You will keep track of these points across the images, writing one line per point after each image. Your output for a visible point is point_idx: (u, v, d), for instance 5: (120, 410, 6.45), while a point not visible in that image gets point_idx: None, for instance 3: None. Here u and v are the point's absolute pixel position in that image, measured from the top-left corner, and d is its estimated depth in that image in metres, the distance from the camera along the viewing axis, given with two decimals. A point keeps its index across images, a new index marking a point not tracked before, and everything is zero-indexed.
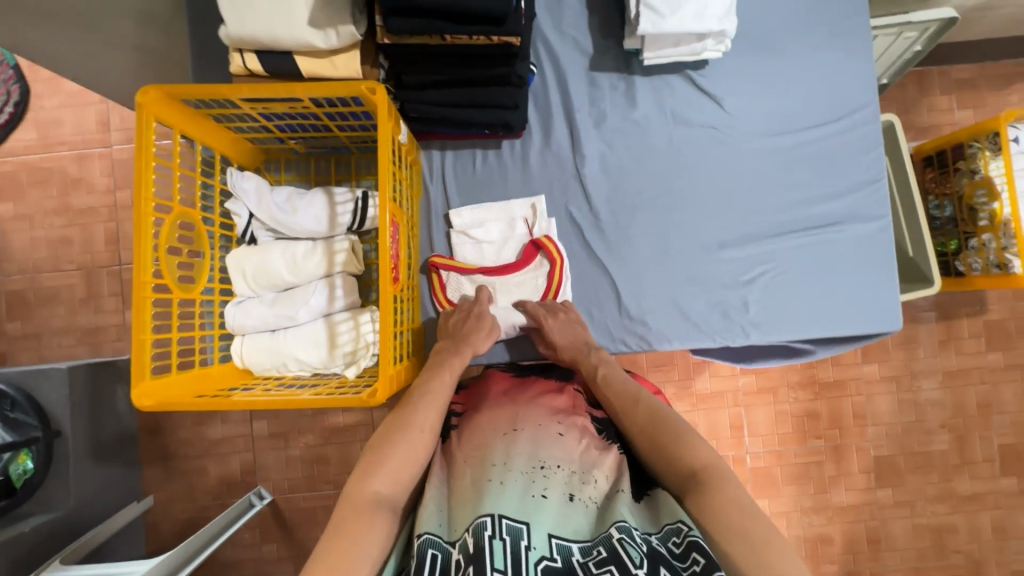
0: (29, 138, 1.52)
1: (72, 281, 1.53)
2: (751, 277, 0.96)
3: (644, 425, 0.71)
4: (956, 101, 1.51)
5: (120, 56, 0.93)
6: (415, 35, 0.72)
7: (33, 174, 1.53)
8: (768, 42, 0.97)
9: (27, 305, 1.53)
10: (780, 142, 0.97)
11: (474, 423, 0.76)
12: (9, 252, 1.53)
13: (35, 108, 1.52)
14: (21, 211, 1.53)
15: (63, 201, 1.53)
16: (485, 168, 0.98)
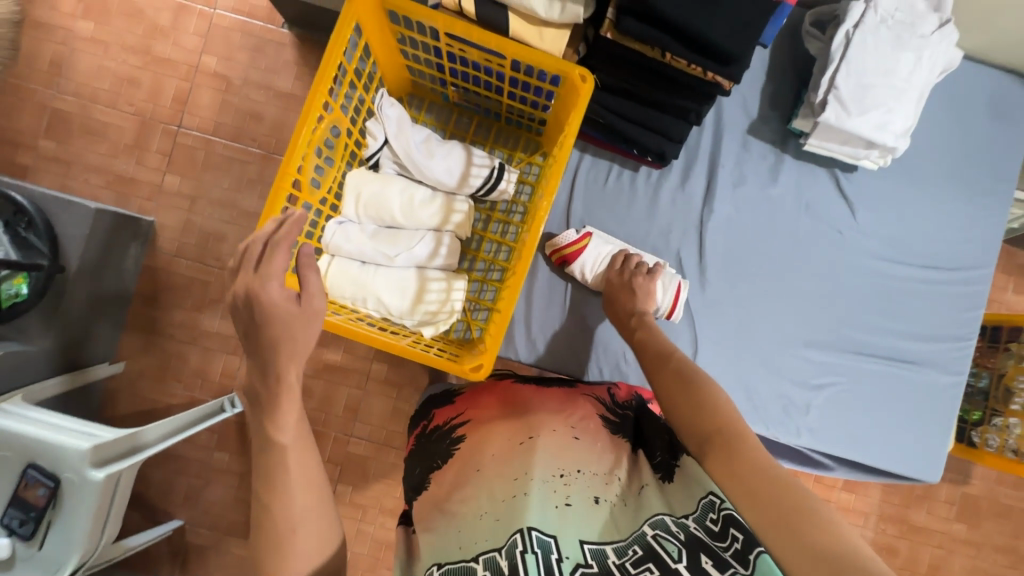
0: None
1: (124, 123, 1.47)
2: (820, 383, 0.97)
3: (681, 390, 0.68)
4: None
5: None
6: (640, 42, 0.71)
7: (123, 5, 1.48)
8: (917, 174, 0.98)
9: (66, 130, 1.46)
10: (891, 269, 0.99)
11: (476, 433, 0.75)
12: (69, 71, 1.46)
13: None
14: (96, 35, 1.46)
15: (143, 42, 1.47)
16: (614, 186, 0.97)
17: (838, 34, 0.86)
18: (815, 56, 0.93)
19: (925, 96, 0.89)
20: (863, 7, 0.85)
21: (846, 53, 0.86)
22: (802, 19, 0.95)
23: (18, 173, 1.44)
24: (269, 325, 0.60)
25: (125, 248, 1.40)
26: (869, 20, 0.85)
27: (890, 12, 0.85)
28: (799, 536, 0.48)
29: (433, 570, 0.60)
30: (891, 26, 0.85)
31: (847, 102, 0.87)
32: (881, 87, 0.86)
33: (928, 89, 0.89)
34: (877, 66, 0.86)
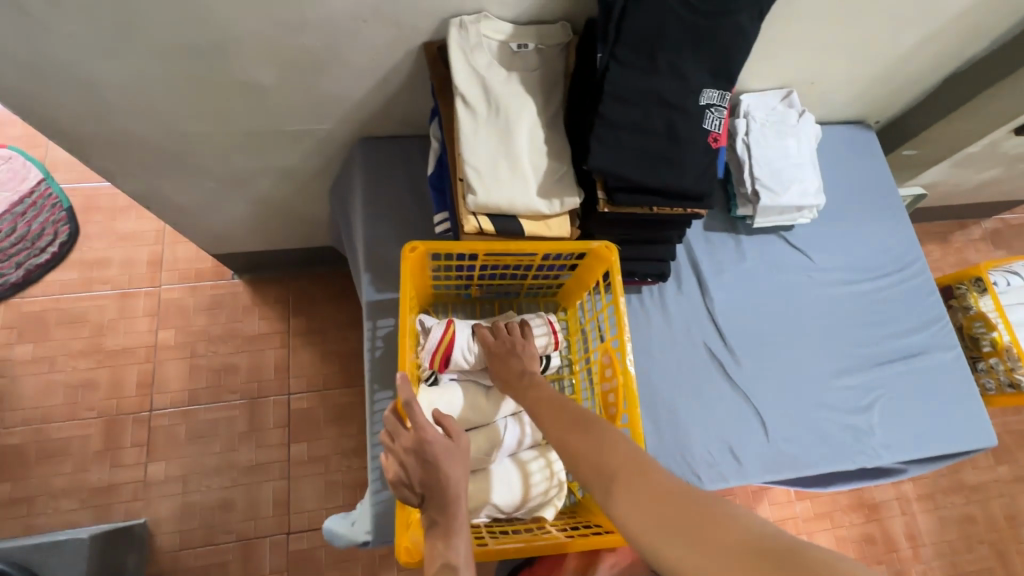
0: (107, 297, 1.76)
1: (87, 432, 1.62)
2: (868, 403, 1.09)
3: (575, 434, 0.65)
4: None
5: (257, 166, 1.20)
6: (632, 206, 0.87)
7: (115, 334, 1.72)
8: (834, 213, 1.23)
9: (68, 458, 1.59)
10: (861, 288, 1.19)
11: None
12: (75, 407, 1.64)
13: (101, 274, 1.78)
14: (95, 367, 1.68)
15: (144, 358, 1.71)
16: (631, 311, 1.09)
17: (739, 144, 1.12)
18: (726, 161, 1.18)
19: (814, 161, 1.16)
20: (745, 121, 1.12)
21: (752, 155, 1.11)
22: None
23: (45, 519, 1.53)
24: (431, 468, 0.65)
25: (126, 566, 1.46)
26: (754, 128, 1.12)
27: (764, 118, 1.13)
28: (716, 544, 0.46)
29: None
30: (770, 126, 1.13)
31: (771, 186, 1.10)
32: (787, 168, 1.12)
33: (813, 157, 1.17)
34: (776, 156, 1.12)
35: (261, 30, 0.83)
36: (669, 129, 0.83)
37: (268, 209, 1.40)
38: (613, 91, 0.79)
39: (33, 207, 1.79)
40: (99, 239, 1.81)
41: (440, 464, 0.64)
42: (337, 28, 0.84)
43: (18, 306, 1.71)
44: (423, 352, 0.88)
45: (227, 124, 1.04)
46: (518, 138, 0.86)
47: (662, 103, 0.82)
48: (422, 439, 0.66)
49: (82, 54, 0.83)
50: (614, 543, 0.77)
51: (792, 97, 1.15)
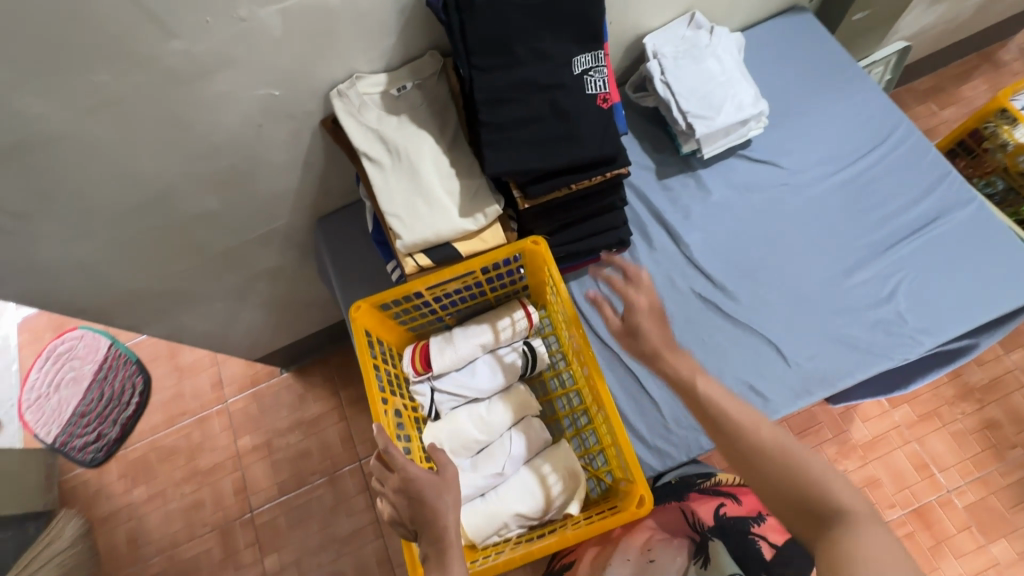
0: (189, 424, 1.98)
1: (208, 545, 1.81)
2: (890, 291, 1.00)
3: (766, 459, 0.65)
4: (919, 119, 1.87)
5: (242, 276, 1.31)
6: (549, 192, 0.88)
7: (205, 453, 1.93)
8: (790, 110, 1.16)
9: (201, 572, 1.79)
10: (845, 175, 1.10)
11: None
12: (193, 526, 1.84)
13: (178, 406, 2.00)
14: (198, 488, 1.89)
15: (232, 467, 1.90)
16: (609, 285, 1.08)
17: (658, 86, 1.09)
18: (655, 106, 1.15)
19: (744, 70, 1.10)
20: (656, 61, 1.09)
21: (674, 91, 1.07)
22: (626, 94, 1.20)
23: None
24: (416, 502, 0.70)
25: None
26: (667, 64, 1.08)
27: (674, 50, 1.09)
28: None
29: None
30: (682, 55, 1.09)
31: (704, 113, 1.06)
32: (715, 88, 1.07)
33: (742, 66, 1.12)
34: (699, 81, 1.07)
35: (187, 168, 0.93)
36: (554, 109, 0.83)
37: (277, 306, 1.53)
38: (485, 97, 0.81)
39: (111, 369, 2.06)
40: (169, 377, 2.05)
41: (423, 497, 0.69)
42: (246, 140, 0.93)
43: (126, 456, 1.97)
44: (403, 360, 0.96)
45: (204, 251, 1.16)
46: (423, 173, 0.90)
47: (536, 88, 0.82)
48: (405, 478, 0.71)
49: (65, 245, 0.97)
50: (625, 521, 0.78)
51: (696, 19, 1.11)
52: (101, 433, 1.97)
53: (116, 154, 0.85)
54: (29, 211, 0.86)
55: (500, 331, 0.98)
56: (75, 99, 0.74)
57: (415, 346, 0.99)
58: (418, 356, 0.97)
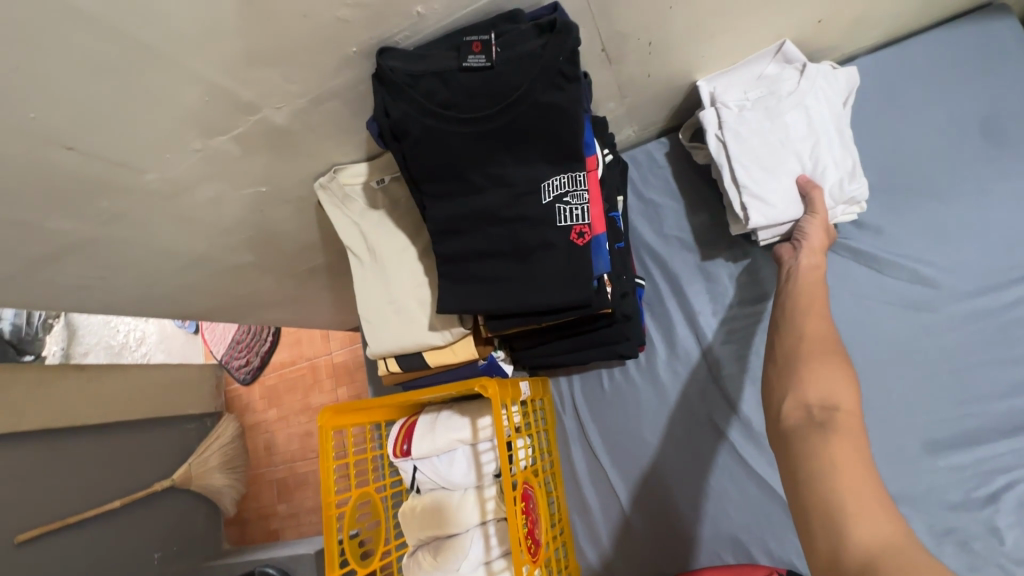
0: (305, 366, 2.37)
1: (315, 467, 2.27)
2: (992, 492, 0.71)
3: (784, 355, 0.61)
4: None
5: (302, 291, 1.44)
6: (514, 324, 0.77)
7: (315, 393, 2.33)
8: (920, 189, 0.81)
9: (309, 485, 2.26)
10: (985, 302, 0.76)
11: None
12: (305, 449, 2.30)
13: (298, 348, 2.41)
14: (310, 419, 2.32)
15: None
16: (614, 388, 0.96)
17: (710, 144, 0.83)
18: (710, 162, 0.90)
19: (843, 131, 0.80)
20: (715, 111, 0.82)
21: (730, 155, 0.81)
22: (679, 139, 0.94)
23: (306, 527, 2.23)
24: None
25: None
26: (728, 117, 0.81)
27: (742, 97, 0.82)
28: (826, 540, 0.45)
29: None
30: (752, 106, 0.81)
31: (763, 194, 0.79)
32: (790, 158, 0.79)
33: (843, 123, 0.81)
34: (768, 148, 0.80)
35: (213, 240, 1.02)
36: (515, 246, 0.70)
37: (346, 305, 1.67)
38: (436, 228, 0.72)
39: None
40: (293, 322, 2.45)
41: None
42: (254, 220, 0.97)
43: (264, 382, 2.47)
44: (389, 433, 1.02)
45: (259, 282, 1.30)
46: (395, 279, 0.85)
47: (494, 221, 0.70)
48: None
49: (143, 289, 1.16)
50: None
51: (786, 50, 0.79)
52: (248, 360, 2.47)
53: (149, 240, 0.96)
54: (104, 276, 1.04)
55: (479, 429, 0.96)
56: (94, 217, 0.83)
57: (405, 421, 1.03)
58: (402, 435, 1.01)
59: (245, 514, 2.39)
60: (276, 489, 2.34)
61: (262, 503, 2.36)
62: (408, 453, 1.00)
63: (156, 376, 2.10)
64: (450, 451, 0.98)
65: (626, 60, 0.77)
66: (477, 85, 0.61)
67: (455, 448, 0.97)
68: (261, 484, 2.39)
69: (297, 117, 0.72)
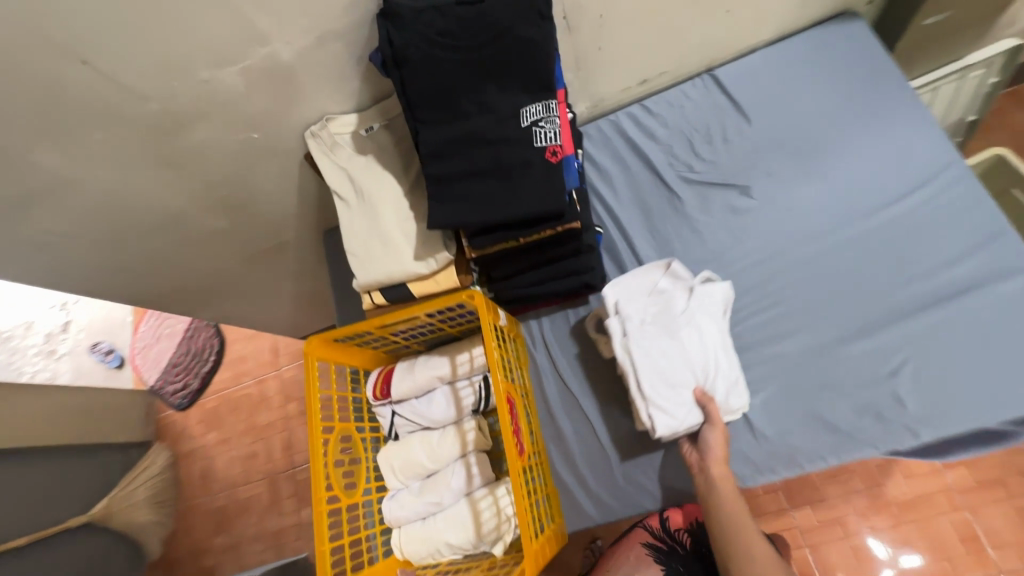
0: (251, 383, 2.27)
1: (259, 491, 2.12)
2: (892, 369, 0.87)
3: (732, 543, 0.80)
4: None
5: (266, 276, 1.46)
6: (495, 242, 0.86)
7: (262, 411, 2.22)
8: (814, 141, 1.01)
9: (252, 512, 2.11)
10: (869, 223, 0.95)
11: None
12: (248, 473, 2.16)
13: (244, 366, 2.31)
14: (254, 440, 2.20)
15: (283, 426, 2.17)
16: (580, 324, 1.06)
17: (616, 351, 0.93)
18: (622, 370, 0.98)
19: (728, 344, 0.93)
20: (620, 319, 0.94)
21: (635, 365, 0.91)
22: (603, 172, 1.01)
23: (247, 559, 2.05)
24: None
25: None
26: (631, 327, 0.93)
27: (642, 312, 0.94)
28: None
29: None
30: (651, 320, 0.93)
31: (662, 403, 0.89)
32: (686, 370, 0.90)
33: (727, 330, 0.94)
34: (669, 367, 0.90)
35: (191, 197, 1.05)
36: (497, 164, 0.81)
37: (308, 299, 1.67)
38: (428, 150, 0.82)
39: (197, 331, 2.43)
40: (239, 340, 2.36)
41: None
42: (237, 174, 1.03)
43: (203, 405, 2.33)
44: (367, 380, 1.05)
45: (225, 258, 1.31)
46: (382, 215, 0.93)
47: (480, 142, 0.81)
48: None
49: (105, 256, 1.14)
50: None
51: (675, 269, 0.97)
52: (187, 383, 2.33)
53: (127, 190, 0.99)
54: (70, 233, 1.04)
55: (457, 365, 1.01)
56: (82, 151, 0.87)
57: (382, 369, 1.06)
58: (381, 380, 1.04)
59: (174, 554, 2.16)
60: (213, 521, 2.15)
61: (195, 538, 2.15)
62: (388, 396, 1.03)
63: (73, 403, 1.94)
64: (429, 390, 1.02)
65: (582, 30, 0.94)
66: (469, 17, 0.75)
67: (435, 387, 1.02)
68: (195, 517, 2.18)
69: (301, 55, 0.82)
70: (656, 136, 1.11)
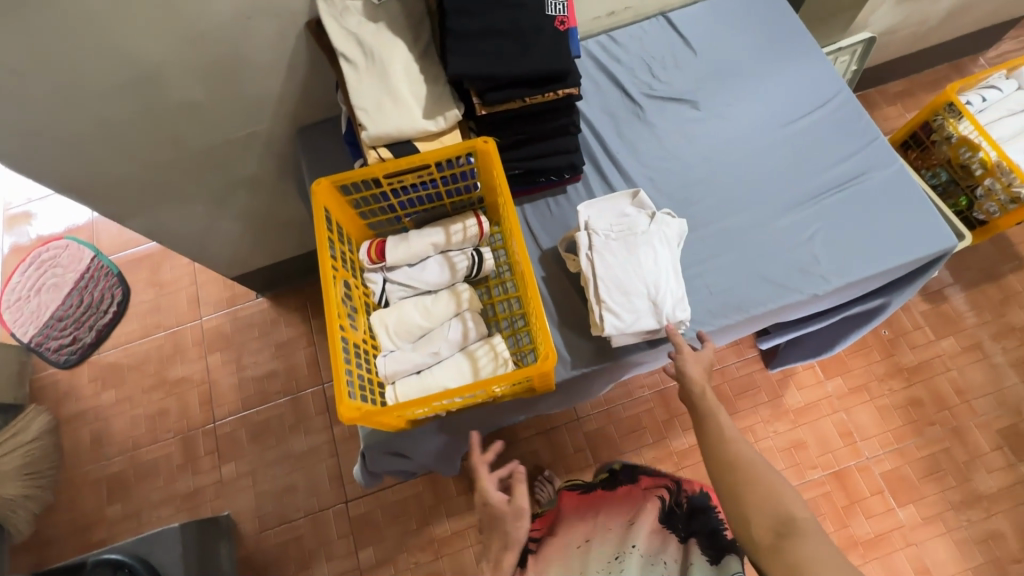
0: (160, 335, 2.05)
1: (169, 450, 1.90)
2: (809, 235, 1.10)
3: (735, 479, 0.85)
4: (904, 106, 2.01)
5: (221, 180, 1.39)
6: (504, 102, 0.96)
7: (175, 364, 2.01)
8: (744, 70, 1.26)
9: (157, 475, 1.87)
10: (784, 132, 1.20)
11: (562, 536, 1.11)
12: (150, 432, 1.92)
13: (156, 313, 2.08)
14: (158, 395, 1.97)
15: (200, 379, 1.98)
16: (559, 209, 1.18)
17: (582, 261, 1.01)
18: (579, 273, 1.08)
19: (677, 266, 1.01)
20: (588, 234, 1.02)
21: (595, 272, 0.99)
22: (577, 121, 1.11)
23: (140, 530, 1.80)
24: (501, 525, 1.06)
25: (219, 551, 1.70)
26: (597, 242, 1.01)
27: (608, 228, 1.03)
28: None
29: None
30: (615, 238, 1.01)
31: (616, 308, 0.97)
32: (640, 282, 0.98)
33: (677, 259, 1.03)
34: (625, 276, 0.98)
35: (174, 50, 1.02)
36: (514, 26, 0.92)
37: (258, 220, 1.60)
38: (452, 6, 0.91)
39: (93, 279, 2.11)
40: (147, 287, 2.12)
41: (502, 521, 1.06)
42: (231, 32, 1.02)
43: (97, 362, 2.04)
44: (359, 248, 1.05)
45: (185, 145, 1.24)
46: (393, 76, 0.98)
47: (500, 6, 0.92)
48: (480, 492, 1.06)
49: (56, 114, 1.04)
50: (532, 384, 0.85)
51: (641, 198, 1.05)
52: (77, 336, 2.03)
53: (107, 25, 0.94)
54: (26, 71, 0.95)
55: (452, 233, 1.07)
56: None
57: (374, 239, 1.08)
58: (374, 247, 1.05)
59: (50, 532, 1.83)
60: (106, 489, 1.87)
61: (80, 511, 1.85)
62: (381, 261, 1.04)
63: None
64: (423, 257, 1.06)
65: None
66: None
67: (429, 253, 1.06)
68: (80, 488, 1.88)
69: None
70: (620, 59, 1.29)
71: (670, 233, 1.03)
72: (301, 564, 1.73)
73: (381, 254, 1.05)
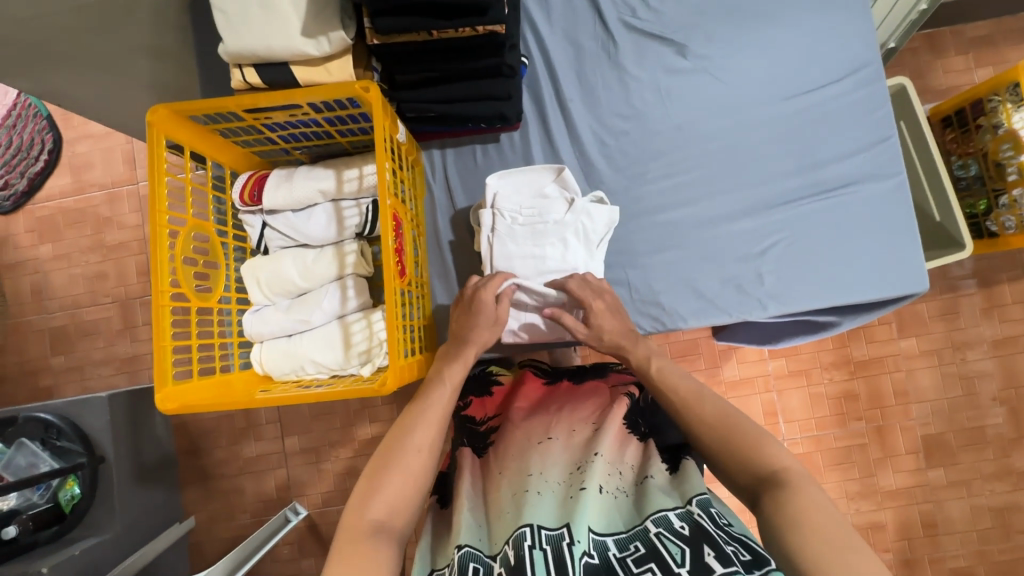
0: (65, 182, 1.78)
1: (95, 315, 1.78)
2: (763, 248, 0.94)
3: (718, 425, 0.69)
4: (975, 59, 1.59)
5: None
6: (404, 32, 0.74)
7: (97, 217, 1.78)
8: (759, 9, 0.96)
9: (68, 339, 1.78)
10: (782, 108, 0.96)
11: (506, 434, 0.80)
12: (53, 291, 1.78)
13: (68, 152, 1.78)
14: (59, 251, 1.78)
15: (99, 239, 1.78)
16: (486, 163, 0.99)
17: (482, 243, 0.90)
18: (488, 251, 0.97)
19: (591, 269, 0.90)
20: (492, 214, 0.90)
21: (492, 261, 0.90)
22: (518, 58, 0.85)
23: (48, 392, 1.77)
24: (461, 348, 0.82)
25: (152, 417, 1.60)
26: (500, 225, 0.89)
27: (516, 208, 0.90)
28: None
29: (525, 530, 0.62)
30: (522, 223, 0.90)
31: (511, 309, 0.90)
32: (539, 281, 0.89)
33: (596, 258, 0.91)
34: (527, 270, 0.89)
35: None
36: None
37: None
38: None
39: (16, 118, 1.74)
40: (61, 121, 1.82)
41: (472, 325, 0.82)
42: None
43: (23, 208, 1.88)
44: (233, 185, 0.90)
45: None
46: None
47: None
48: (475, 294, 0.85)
49: None
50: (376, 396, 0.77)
51: (564, 176, 0.90)
52: (6, 182, 1.73)
53: None
54: None
55: (344, 181, 0.90)
56: None
57: (253, 173, 0.92)
58: (251, 184, 0.90)
59: None
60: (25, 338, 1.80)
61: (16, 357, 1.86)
62: (258, 203, 0.90)
63: None
64: (308, 205, 0.91)
65: None
66: None
67: (315, 202, 0.91)
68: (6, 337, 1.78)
69: None
70: None
71: (592, 226, 0.90)
72: (232, 437, 1.66)
73: (258, 196, 0.90)
